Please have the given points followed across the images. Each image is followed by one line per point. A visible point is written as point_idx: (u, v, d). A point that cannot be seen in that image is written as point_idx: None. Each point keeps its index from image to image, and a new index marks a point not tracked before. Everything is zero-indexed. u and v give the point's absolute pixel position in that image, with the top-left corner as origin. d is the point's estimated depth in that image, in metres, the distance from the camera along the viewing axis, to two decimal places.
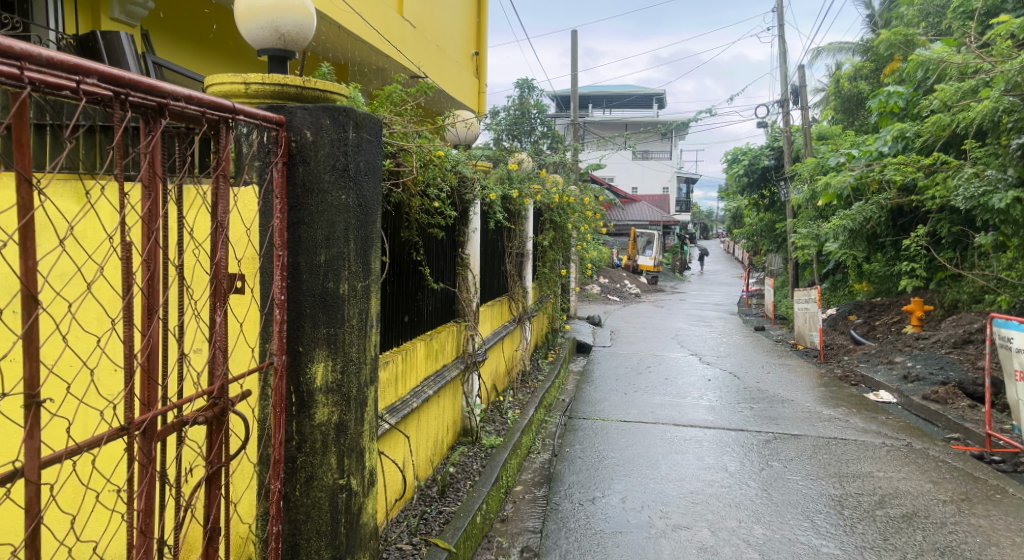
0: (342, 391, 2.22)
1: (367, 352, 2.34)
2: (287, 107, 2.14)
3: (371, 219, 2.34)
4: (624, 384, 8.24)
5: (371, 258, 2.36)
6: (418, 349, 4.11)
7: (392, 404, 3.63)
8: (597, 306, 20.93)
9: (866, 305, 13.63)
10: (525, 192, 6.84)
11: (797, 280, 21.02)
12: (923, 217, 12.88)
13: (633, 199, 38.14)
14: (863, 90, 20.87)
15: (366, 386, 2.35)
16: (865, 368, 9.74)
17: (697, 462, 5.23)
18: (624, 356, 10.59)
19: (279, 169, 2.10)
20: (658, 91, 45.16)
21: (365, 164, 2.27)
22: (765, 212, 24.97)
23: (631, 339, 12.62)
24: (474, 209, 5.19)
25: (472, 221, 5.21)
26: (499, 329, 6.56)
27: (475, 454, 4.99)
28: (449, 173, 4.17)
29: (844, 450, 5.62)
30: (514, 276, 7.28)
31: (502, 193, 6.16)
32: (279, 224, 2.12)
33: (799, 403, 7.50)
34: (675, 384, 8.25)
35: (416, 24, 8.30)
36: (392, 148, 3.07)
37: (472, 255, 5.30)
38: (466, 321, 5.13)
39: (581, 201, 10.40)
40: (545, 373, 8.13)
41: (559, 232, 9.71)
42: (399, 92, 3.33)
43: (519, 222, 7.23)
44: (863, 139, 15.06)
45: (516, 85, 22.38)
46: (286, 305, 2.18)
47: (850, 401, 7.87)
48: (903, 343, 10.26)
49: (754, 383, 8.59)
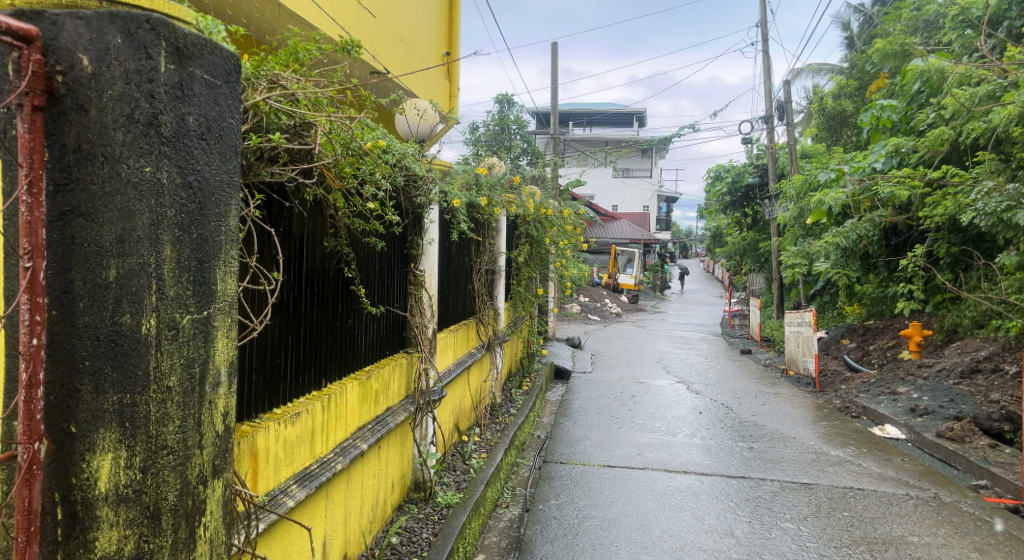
0: (143, 503, 1.30)
1: (200, 429, 1.43)
2: (48, 14, 1.24)
3: (215, 212, 1.46)
4: (608, 417, 7.37)
5: (214, 275, 1.46)
6: (348, 392, 3.21)
7: (302, 470, 2.75)
8: (576, 326, 20.13)
9: (860, 329, 13.02)
10: (495, 200, 6.00)
11: (781, 300, 20.52)
12: (917, 236, 12.34)
13: (614, 217, 37.66)
14: (848, 108, 20.59)
15: (199, 485, 1.43)
16: (865, 399, 9.01)
17: (696, 524, 4.36)
18: (606, 383, 9.76)
19: (27, 119, 1.22)
20: (639, 109, 45.10)
21: (200, 120, 1.39)
22: (749, 231, 24.58)
23: (613, 363, 11.82)
24: (430, 214, 4.32)
25: (428, 228, 4.34)
26: (464, 357, 5.68)
27: (427, 518, 4.04)
28: (391, 167, 3.32)
29: (866, 505, 4.79)
30: (483, 295, 6.42)
31: (468, 200, 5.32)
32: (26, 215, 1.22)
33: (803, 441, 6.69)
34: (662, 417, 7.41)
35: (376, 14, 7.41)
36: (293, 121, 2.19)
37: (429, 272, 4.41)
38: (419, 351, 4.24)
39: (561, 215, 9.61)
40: (518, 405, 7.25)
41: (536, 248, 8.90)
42: (320, 49, 2.43)
43: (489, 235, 6.37)
44: (852, 155, 14.58)
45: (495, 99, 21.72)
46: (44, 354, 1.28)
47: (857, 437, 7.09)
48: (904, 370, 9.58)
49: (749, 416, 7.78)
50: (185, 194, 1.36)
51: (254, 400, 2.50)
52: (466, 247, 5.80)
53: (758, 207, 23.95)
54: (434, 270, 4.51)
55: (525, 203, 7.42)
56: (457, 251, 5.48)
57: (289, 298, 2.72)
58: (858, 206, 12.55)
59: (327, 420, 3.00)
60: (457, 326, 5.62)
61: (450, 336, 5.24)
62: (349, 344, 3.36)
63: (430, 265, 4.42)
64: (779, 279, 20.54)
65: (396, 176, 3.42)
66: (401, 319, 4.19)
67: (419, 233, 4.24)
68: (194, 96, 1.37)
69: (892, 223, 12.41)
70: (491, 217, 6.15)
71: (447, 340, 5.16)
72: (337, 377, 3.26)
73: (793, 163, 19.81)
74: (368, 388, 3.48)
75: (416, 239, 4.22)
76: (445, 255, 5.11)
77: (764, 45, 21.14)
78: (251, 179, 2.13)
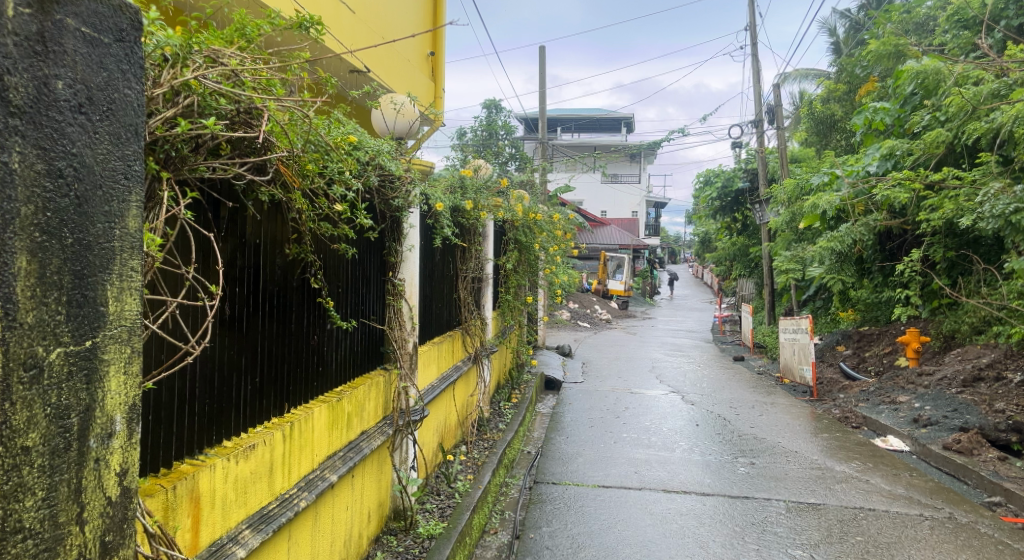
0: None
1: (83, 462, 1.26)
2: None
3: (100, 208, 1.27)
4: (601, 431, 7.05)
5: (100, 278, 1.28)
6: (315, 418, 2.85)
7: (256, 511, 2.38)
8: (566, 333, 19.80)
9: (855, 335, 12.95)
10: (481, 203, 5.66)
11: (773, 306, 20.34)
12: (912, 240, 12.16)
13: (603, 222, 37.46)
14: (837, 112, 20.50)
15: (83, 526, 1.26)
16: (865, 409, 8.76)
17: (700, 553, 4.03)
18: (598, 393, 9.42)
19: None
20: (627, 115, 45.02)
21: (70, 94, 1.20)
22: (739, 236, 24.46)
23: (605, 372, 11.50)
24: (410, 218, 3.97)
25: (407, 233, 3.99)
26: (449, 372, 5.34)
27: (408, 551, 3.65)
28: (361, 164, 2.97)
29: (879, 528, 4.49)
30: (469, 305, 6.07)
31: (451, 204, 4.98)
32: None
33: (804, 456, 6.40)
34: (658, 431, 7.09)
35: (355, 10, 7.06)
36: (235, 106, 1.84)
37: (409, 280, 4.06)
38: (399, 368, 3.88)
39: (551, 220, 9.29)
40: (507, 420, 6.89)
41: (525, 254, 8.58)
42: (274, 25, 2.07)
43: (474, 240, 6.03)
44: (844, 159, 14.39)
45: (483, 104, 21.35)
46: None
47: (860, 451, 6.80)
48: (904, 379, 9.35)
49: (748, 428, 7.48)
50: (53, 183, 1.17)
51: (199, 434, 2.14)
52: (449, 252, 5.45)
53: (748, 212, 23.80)
54: (415, 278, 4.16)
55: (512, 207, 7.08)
56: (439, 256, 5.13)
57: (243, 314, 2.37)
58: (851, 210, 12.37)
59: (290, 450, 2.63)
60: (441, 338, 5.27)
61: (434, 349, 4.89)
62: (318, 363, 3.02)
63: (410, 274, 4.07)
64: (771, 284, 20.36)
65: (369, 175, 3.07)
66: (378, 333, 3.85)
67: (399, 238, 3.89)
68: (63, 56, 1.19)
69: (886, 227, 12.22)
70: (477, 221, 5.81)
71: (431, 354, 4.81)
72: (305, 400, 2.91)
73: (784, 168, 19.66)
74: (340, 410, 3.12)
75: (395, 245, 3.86)
76: (426, 262, 4.76)
77: (753, 49, 21.02)
78: (185, 175, 1.78)
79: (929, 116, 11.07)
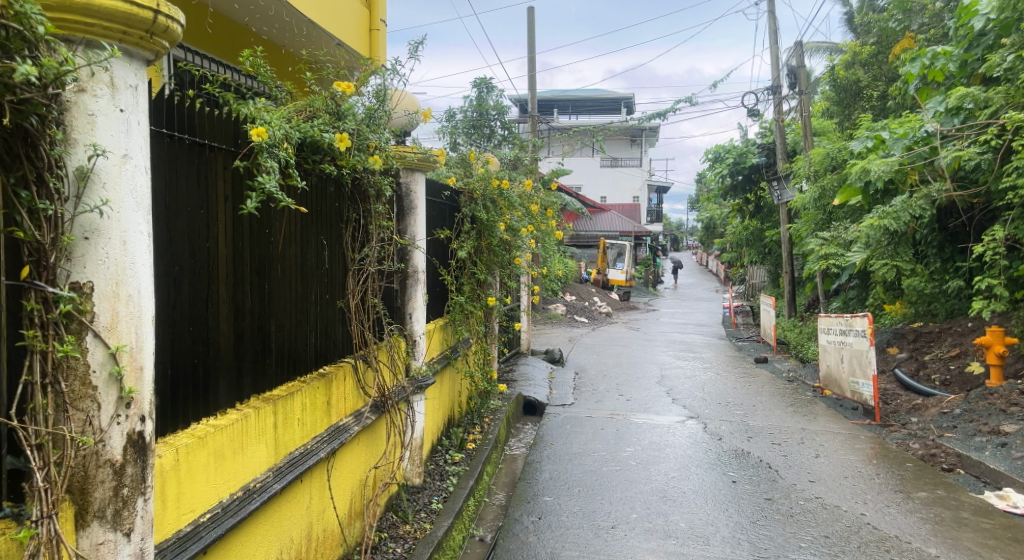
0: None
1: None
2: None
3: None
4: (595, 502, 4.70)
5: None
6: None
7: None
8: (560, 331, 17.54)
9: (909, 334, 10.65)
10: (374, 139, 3.29)
11: (792, 296, 18.03)
12: (983, 215, 9.76)
13: (603, 209, 35.02)
14: (863, 76, 18.11)
15: None
16: (956, 443, 6.40)
17: None
18: (594, 422, 7.13)
19: None
20: (627, 95, 42.53)
21: None
22: (752, 219, 22.19)
23: (603, 387, 9.17)
24: (88, 130, 1.60)
25: (87, 170, 1.60)
26: (311, 445, 2.98)
27: None
28: None
29: None
30: (370, 319, 3.75)
31: (283, 135, 2.62)
32: None
33: (913, 547, 4.04)
34: (679, 498, 4.75)
35: None
36: None
37: (119, 285, 1.67)
38: (40, 522, 1.49)
39: (525, 192, 6.91)
40: (451, 489, 4.57)
41: (485, 236, 6.25)
42: None
43: (377, 211, 3.66)
44: (889, 122, 11.98)
45: (475, 81, 18.16)
46: None
47: (991, 527, 4.43)
48: (1000, 397, 6.90)
49: (809, 486, 5.13)
50: None
51: None
52: (312, 226, 3.12)
53: (762, 192, 21.41)
54: (148, 279, 1.77)
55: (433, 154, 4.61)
56: (279, 235, 2.81)
57: None
58: (904, 180, 10.07)
59: None
60: (292, 387, 2.91)
61: (257, 415, 2.53)
62: None
63: (115, 267, 1.66)
64: (790, 273, 18.01)
65: None
66: None
67: (51, 173, 1.52)
68: None
69: (950, 201, 9.85)
70: (369, 175, 3.46)
71: (242, 430, 2.42)
72: None
73: (806, 139, 17.27)
74: None
75: (26, 194, 1.49)
76: (225, 245, 2.42)
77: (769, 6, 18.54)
78: None
79: (1012, 55, 8.64)
